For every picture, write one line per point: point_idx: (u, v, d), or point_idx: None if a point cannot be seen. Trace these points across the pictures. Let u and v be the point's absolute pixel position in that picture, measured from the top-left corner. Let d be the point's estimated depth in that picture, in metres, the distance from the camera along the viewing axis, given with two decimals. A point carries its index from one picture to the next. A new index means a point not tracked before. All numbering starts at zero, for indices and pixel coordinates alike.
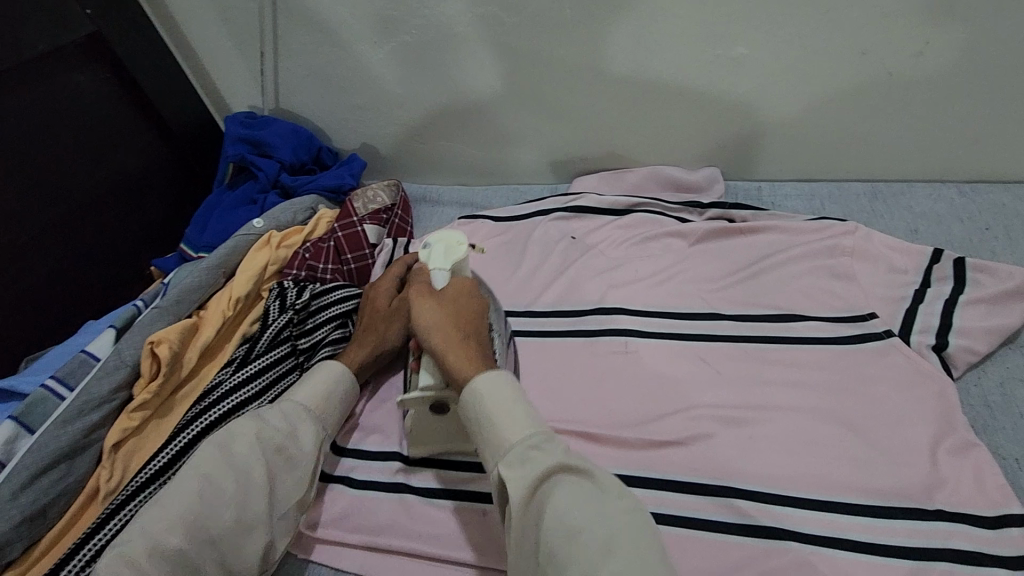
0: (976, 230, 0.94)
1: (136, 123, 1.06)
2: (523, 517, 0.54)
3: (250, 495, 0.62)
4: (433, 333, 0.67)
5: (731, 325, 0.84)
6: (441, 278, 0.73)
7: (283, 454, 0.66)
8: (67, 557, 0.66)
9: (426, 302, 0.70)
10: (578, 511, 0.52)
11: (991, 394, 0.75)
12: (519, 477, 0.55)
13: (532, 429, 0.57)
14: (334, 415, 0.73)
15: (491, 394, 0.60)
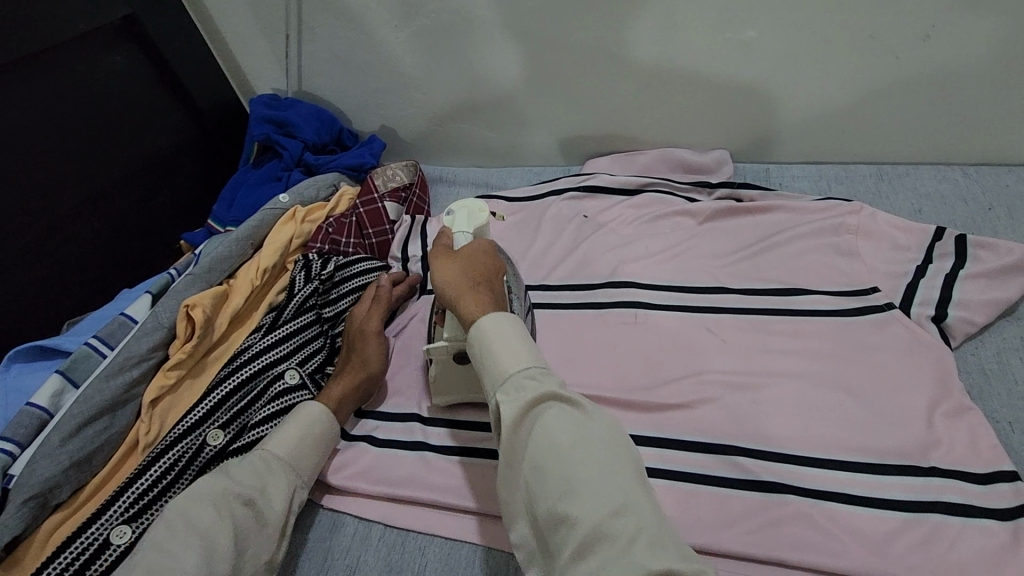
0: (978, 210, 0.97)
1: (168, 103, 1.10)
2: (513, 437, 0.56)
3: (221, 543, 0.60)
4: (447, 280, 0.67)
5: (738, 298, 0.87)
6: (463, 240, 0.76)
7: (252, 508, 0.65)
8: (111, 501, 0.70)
9: (444, 254, 0.70)
10: (565, 433, 0.54)
11: (987, 363, 0.78)
12: (512, 403, 0.56)
13: (527, 359, 0.58)
14: (308, 468, 0.72)
15: (502, 333, 0.60)
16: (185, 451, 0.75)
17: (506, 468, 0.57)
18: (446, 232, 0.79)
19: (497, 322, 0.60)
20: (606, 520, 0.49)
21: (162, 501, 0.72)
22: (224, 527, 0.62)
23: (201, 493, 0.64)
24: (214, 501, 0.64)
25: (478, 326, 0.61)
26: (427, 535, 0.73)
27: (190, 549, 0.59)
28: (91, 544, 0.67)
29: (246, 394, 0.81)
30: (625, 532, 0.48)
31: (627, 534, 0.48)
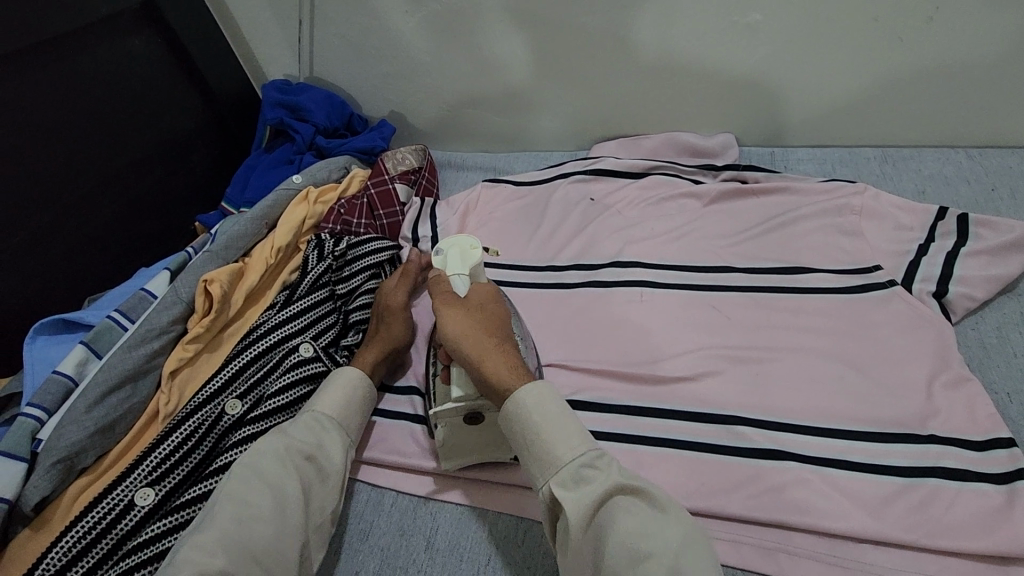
0: (982, 191, 0.98)
1: (184, 88, 1.13)
2: (581, 534, 0.56)
3: (287, 493, 0.64)
4: (467, 344, 0.65)
5: (743, 277, 0.88)
6: (461, 285, 0.70)
7: (313, 463, 0.68)
8: (134, 465, 0.73)
9: (456, 311, 0.68)
10: (640, 531, 0.53)
11: (987, 337, 0.79)
12: (577, 498, 0.56)
13: (583, 447, 0.59)
14: (358, 428, 0.75)
15: (539, 409, 0.61)
16: (204, 419, 0.78)
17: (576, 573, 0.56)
18: (438, 275, 0.73)
19: (533, 394, 0.61)
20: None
21: (182, 466, 0.74)
22: (290, 478, 0.65)
23: (263, 450, 0.67)
24: (279, 457, 0.66)
25: (514, 399, 0.61)
26: (438, 502, 0.75)
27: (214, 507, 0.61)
28: (116, 506, 0.70)
29: (263, 366, 0.84)
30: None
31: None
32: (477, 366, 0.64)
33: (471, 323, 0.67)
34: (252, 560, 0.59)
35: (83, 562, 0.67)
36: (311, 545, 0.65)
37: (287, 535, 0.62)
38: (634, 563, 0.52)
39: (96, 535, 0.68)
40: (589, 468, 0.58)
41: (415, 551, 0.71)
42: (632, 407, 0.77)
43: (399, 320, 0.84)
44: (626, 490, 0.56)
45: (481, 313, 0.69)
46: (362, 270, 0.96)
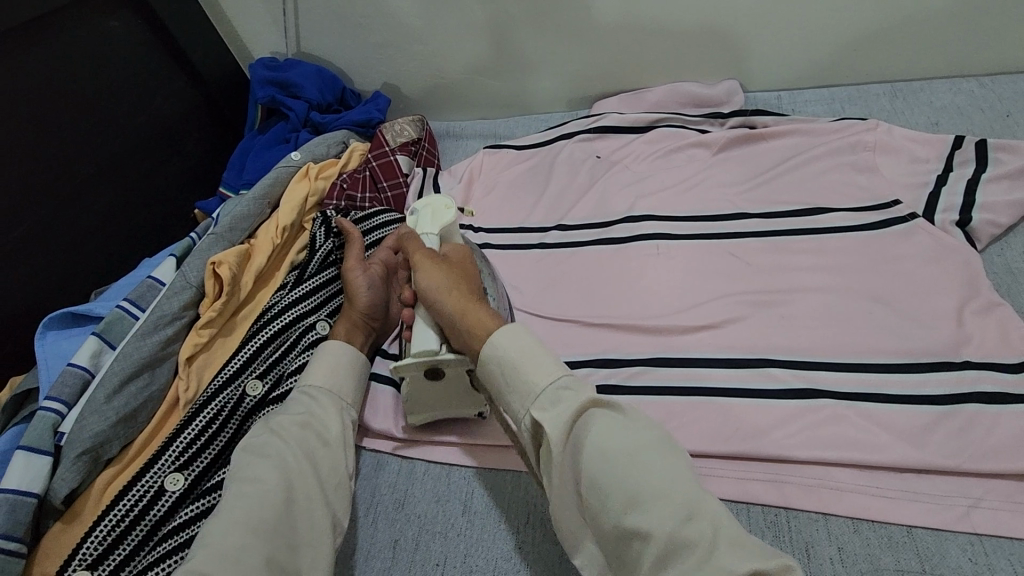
0: (997, 117, 0.95)
1: (168, 71, 1.09)
2: (563, 453, 0.53)
3: (288, 458, 0.63)
4: (444, 291, 0.66)
5: (760, 221, 0.87)
6: (432, 242, 0.75)
7: (312, 431, 0.67)
8: (161, 451, 0.72)
9: (431, 263, 0.70)
10: (615, 439, 0.51)
11: (1014, 262, 0.78)
12: (554, 419, 0.54)
13: (553, 372, 0.57)
14: (353, 390, 0.74)
15: (517, 347, 0.59)
16: (226, 401, 0.76)
17: (559, 494, 0.54)
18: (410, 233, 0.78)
19: (510, 334, 0.60)
20: (681, 524, 0.46)
21: (209, 450, 0.73)
22: (290, 448, 0.64)
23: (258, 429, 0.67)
24: (274, 430, 0.66)
25: (492, 339, 0.60)
26: (468, 469, 0.74)
27: (239, 482, 0.61)
28: (147, 492, 0.69)
29: (279, 345, 0.82)
30: (705, 536, 0.46)
31: (706, 538, 0.45)
32: (456, 310, 0.64)
33: (444, 272, 0.68)
34: (271, 533, 0.58)
35: (119, 550, 0.66)
36: (334, 504, 0.64)
37: (302, 499, 0.62)
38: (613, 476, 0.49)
39: (129, 523, 0.67)
40: (562, 391, 0.56)
41: (453, 515, 0.71)
42: (656, 357, 0.76)
43: (357, 281, 0.81)
44: (597, 404, 0.54)
45: (455, 267, 0.71)
46: (371, 245, 0.92)
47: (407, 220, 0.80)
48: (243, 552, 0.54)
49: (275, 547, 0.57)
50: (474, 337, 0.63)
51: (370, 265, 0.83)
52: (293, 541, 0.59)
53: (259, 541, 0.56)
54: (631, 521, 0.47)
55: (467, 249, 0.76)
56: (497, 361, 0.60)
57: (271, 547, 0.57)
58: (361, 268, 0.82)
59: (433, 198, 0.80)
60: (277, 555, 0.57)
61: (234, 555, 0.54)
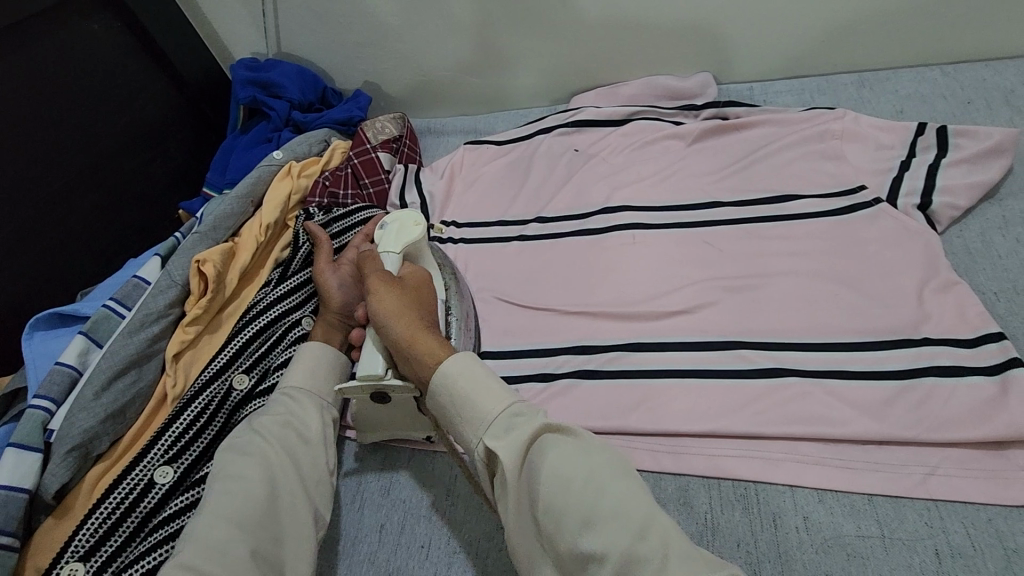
0: (960, 103, 0.98)
1: (150, 74, 1.10)
2: (517, 480, 0.54)
3: (271, 456, 0.65)
4: (396, 322, 0.65)
5: (732, 210, 0.89)
6: (391, 262, 0.74)
7: (292, 429, 0.69)
8: (151, 444, 0.73)
9: (387, 289, 0.68)
10: (575, 464, 0.52)
11: (972, 243, 0.81)
12: (508, 445, 0.54)
13: (506, 399, 0.58)
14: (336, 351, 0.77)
15: (468, 376, 0.59)
16: (214, 395, 0.78)
17: (514, 524, 0.54)
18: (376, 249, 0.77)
19: (465, 364, 0.60)
20: (633, 544, 0.47)
21: (197, 442, 0.75)
22: (271, 445, 0.66)
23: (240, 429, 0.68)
24: (257, 431, 0.67)
25: (445, 368, 0.60)
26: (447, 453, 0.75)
27: (224, 480, 0.62)
28: (136, 486, 0.71)
29: (264, 340, 0.84)
30: (656, 554, 0.46)
31: (658, 554, 0.46)
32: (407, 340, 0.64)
33: (396, 297, 0.67)
34: (257, 525, 0.60)
35: (111, 541, 0.68)
36: (316, 499, 0.67)
37: (285, 495, 0.64)
38: (560, 495, 0.50)
39: (120, 516, 0.69)
40: (516, 417, 0.56)
41: (437, 500, 0.72)
42: (631, 343, 0.78)
43: (328, 280, 0.82)
44: (549, 429, 0.55)
45: (409, 291, 0.70)
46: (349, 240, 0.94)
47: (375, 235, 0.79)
48: (230, 544, 0.57)
49: (260, 538, 0.59)
50: (425, 364, 0.63)
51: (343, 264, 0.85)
52: (277, 535, 0.61)
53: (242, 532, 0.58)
54: (585, 543, 0.48)
55: (427, 276, 0.74)
56: (447, 386, 0.60)
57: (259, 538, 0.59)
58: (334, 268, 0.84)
59: (401, 215, 0.77)
60: (263, 548, 0.59)
61: (223, 547, 0.56)
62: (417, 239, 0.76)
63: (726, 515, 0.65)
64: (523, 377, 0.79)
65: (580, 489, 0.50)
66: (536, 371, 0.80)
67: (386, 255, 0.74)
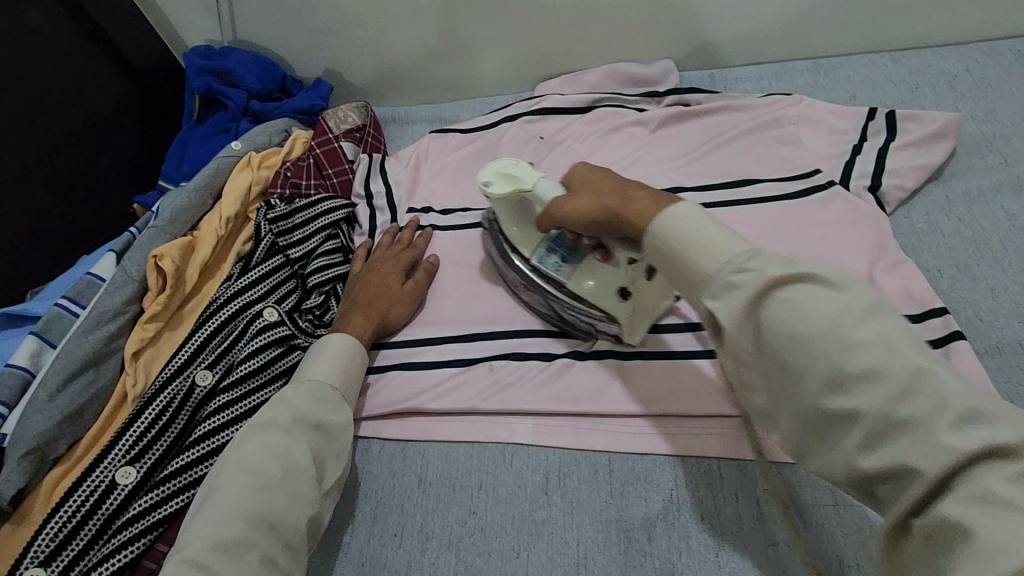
0: (908, 88, 1.01)
1: (95, 62, 1.05)
2: (743, 337, 0.50)
3: (299, 460, 0.64)
4: (603, 212, 0.63)
5: (694, 195, 0.91)
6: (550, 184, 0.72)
7: (321, 429, 0.67)
8: (111, 444, 0.72)
9: (573, 195, 0.67)
10: (814, 307, 0.46)
11: (918, 222, 0.85)
12: (731, 304, 0.50)
13: (742, 246, 0.52)
14: (515, 261, 0.80)
15: (691, 222, 0.55)
16: (176, 392, 0.76)
17: (749, 377, 0.52)
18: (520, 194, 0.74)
19: (679, 206, 0.56)
20: (894, 402, 0.43)
21: (161, 441, 0.73)
22: (300, 445, 0.65)
23: (270, 423, 0.65)
24: (285, 427, 0.65)
25: (666, 214, 0.56)
26: (421, 441, 0.75)
27: (239, 474, 0.61)
28: (98, 487, 0.69)
29: (227, 335, 0.82)
30: (922, 412, 0.42)
31: (929, 414, 0.42)
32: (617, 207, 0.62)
33: (583, 195, 0.66)
34: (268, 525, 0.59)
35: (74, 544, 0.66)
36: (323, 504, 0.65)
37: (302, 499, 0.62)
38: (795, 344, 0.46)
39: (81, 517, 0.67)
40: (739, 273, 0.50)
41: (408, 488, 0.72)
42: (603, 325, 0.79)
43: (405, 309, 0.84)
44: (790, 279, 0.48)
45: (593, 182, 0.67)
46: (318, 232, 0.94)
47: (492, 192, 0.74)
48: (241, 542, 0.57)
49: (253, 525, 0.58)
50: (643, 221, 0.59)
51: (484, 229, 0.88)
52: (289, 539, 0.60)
53: (256, 532, 0.58)
54: (836, 401, 0.45)
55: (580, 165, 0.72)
56: (664, 241, 0.55)
57: (266, 537, 0.58)
58: (395, 288, 0.84)
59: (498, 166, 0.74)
60: (270, 549, 0.58)
61: (232, 545, 0.56)
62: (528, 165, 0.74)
63: (692, 491, 0.65)
64: (498, 355, 0.79)
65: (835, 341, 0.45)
66: (506, 352, 0.79)
67: (541, 193, 0.71)
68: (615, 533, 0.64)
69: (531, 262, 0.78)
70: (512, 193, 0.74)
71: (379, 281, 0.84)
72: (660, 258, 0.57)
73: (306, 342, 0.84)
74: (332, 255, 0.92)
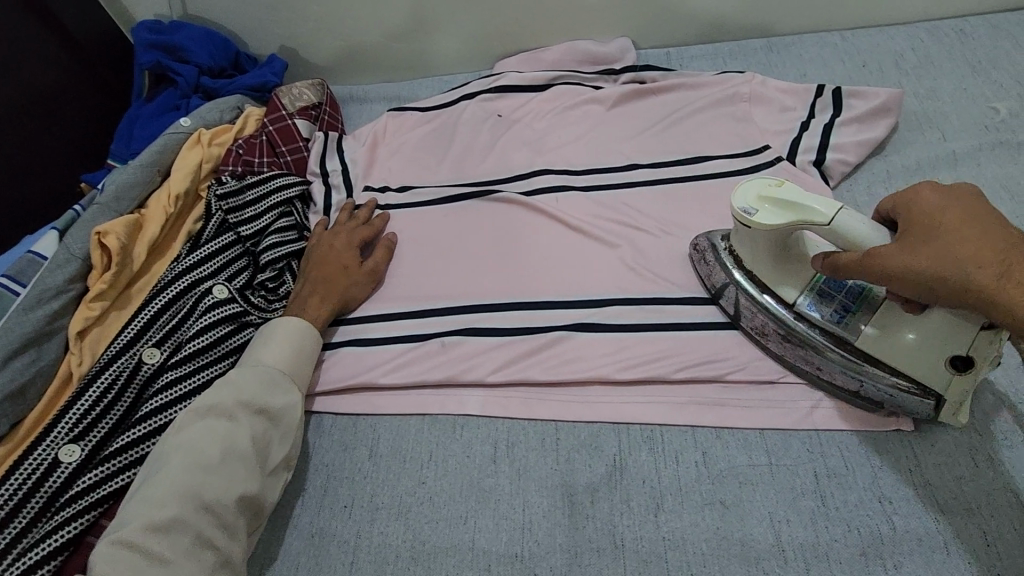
0: (856, 66, 1.03)
1: (36, 34, 1.01)
2: None
3: (238, 445, 0.64)
4: (963, 289, 0.52)
5: (647, 171, 0.92)
6: (854, 216, 0.60)
7: (265, 414, 0.67)
8: (54, 423, 0.71)
9: (909, 255, 0.55)
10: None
11: (860, 196, 0.87)
12: None
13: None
14: (779, 297, 0.69)
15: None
16: (122, 370, 0.75)
17: None
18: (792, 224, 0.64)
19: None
20: None
21: (107, 418, 0.72)
22: (239, 430, 0.65)
23: (212, 409, 0.66)
24: (226, 412, 0.66)
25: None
26: (374, 416, 0.75)
27: (178, 456, 0.62)
28: (40, 465, 0.68)
29: (176, 312, 0.81)
30: None
31: None
32: (987, 291, 0.51)
33: (937, 247, 0.54)
34: (206, 507, 0.60)
35: (16, 522, 0.65)
36: (266, 488, 0.65)
37: (241, 482, 0.63)
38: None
39: (24, 495, 0.66)
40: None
41: (359, 461, 0.72)
42: (555, 299, 0.79)
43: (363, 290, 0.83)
44: None
45: (961, 229, 0.54)
46: (270, 209, 0.92)
47: (755, 220, 0.66)
48: (176, 522, 0.58)
49: (186, 508, 0.59)
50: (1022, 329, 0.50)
51: (703, 253, 0.76)
52: (227, 520, 0.61)
53: (194, 513, 0.60)
54: None
55: (921, 187, 0.59)
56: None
57: (203, 518, 0.60)
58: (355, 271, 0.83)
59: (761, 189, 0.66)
60: (207, 529, 0.60)
61: (167, 525, 0.58)
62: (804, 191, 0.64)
63: (633, 455, 0.67)
64: (452, 330, 0.79)
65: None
66: (459, 327, 0.79)
67: (835, 223, 0.60)
68: (560, 499, 0.65)
69: (794, 305, 0.69)
70: (788, 221, 0.64)
71: (336, 261, 0.83)
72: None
73: (259, 318, 0.83)
74: (285, 232, 0.91)
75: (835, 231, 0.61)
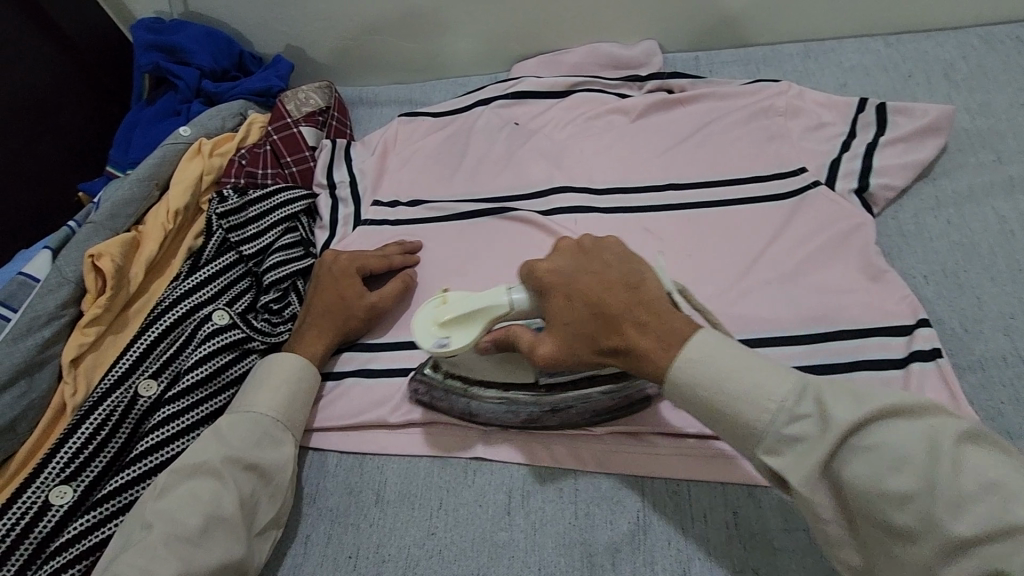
0: (901, 76, 0.96)
1: (29, 36, 0.97)
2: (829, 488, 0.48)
3: (225, 508, 0.60)
4: (604, 358, 0.57)
5: (676, 193, 0.86)
6: (519, 295, 0.61)
7: (256, 470, 0.64)
8: (44, 463, 0.67)
9: (557, 346, 0.59)
10: (943, 455, 0.44)
11: (907, 224, 0.81)
12: (797, 462, 0.48)
13: (788, 385, 0.50)
14: (523, 384, 0.67)
15: (719, 352, 0.53)
16: (117, 405, 0.72)
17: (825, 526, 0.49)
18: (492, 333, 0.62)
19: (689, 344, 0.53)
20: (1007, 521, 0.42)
21: (100, 457, 0.69)
22: (228, 491, 0.61)
23: (197, 468, 0.62)
24: (215, 469, 0.62)
25: (688, 349, 0.53)
26: (381, 458, 0.71)
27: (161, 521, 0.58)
28: (30, 509, 0.65)
29: (173, 341, 0.77)
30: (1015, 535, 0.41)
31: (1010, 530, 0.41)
32: (622, 344, 0.56)
33: (563, 317, 0.58)
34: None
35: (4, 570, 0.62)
36: (256, 551, 0.62)
37: (224, 545, 0.59)
38: (888, 502, 0.45)
39: (13, 541, 0.63)
40: (794, 424, 0.49)
41: (365, 506, 0.68)
42: None
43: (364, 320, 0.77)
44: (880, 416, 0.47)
45: (572, 291, 0.59)
46: (272, 226, 0.87)
47: (461, 349, 0.61)
48: None
49: None
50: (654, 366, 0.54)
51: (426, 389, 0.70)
52: None
53: None
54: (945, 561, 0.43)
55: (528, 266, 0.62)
56: (688, 397, 0.53)
57: None
58: (354, 307, 0.76)
59: (441, 315, 0.61)
60: None
61: None
62: (469, 294, 0.62)
63: (658, 513, 0.63)
64: None
65: (913, 478, 0.44)
66: None
67: (517, 306, 0.62)
68: (578, 559, 0.61)
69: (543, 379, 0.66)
70: (483, 330, 0.62)
71: (340, 289, 0.77)
72: (681, 401, 0.54)
73: (261, 344, 0.78)
74: (289, 250, 0.86)
75: (520, 310, 0.62)
